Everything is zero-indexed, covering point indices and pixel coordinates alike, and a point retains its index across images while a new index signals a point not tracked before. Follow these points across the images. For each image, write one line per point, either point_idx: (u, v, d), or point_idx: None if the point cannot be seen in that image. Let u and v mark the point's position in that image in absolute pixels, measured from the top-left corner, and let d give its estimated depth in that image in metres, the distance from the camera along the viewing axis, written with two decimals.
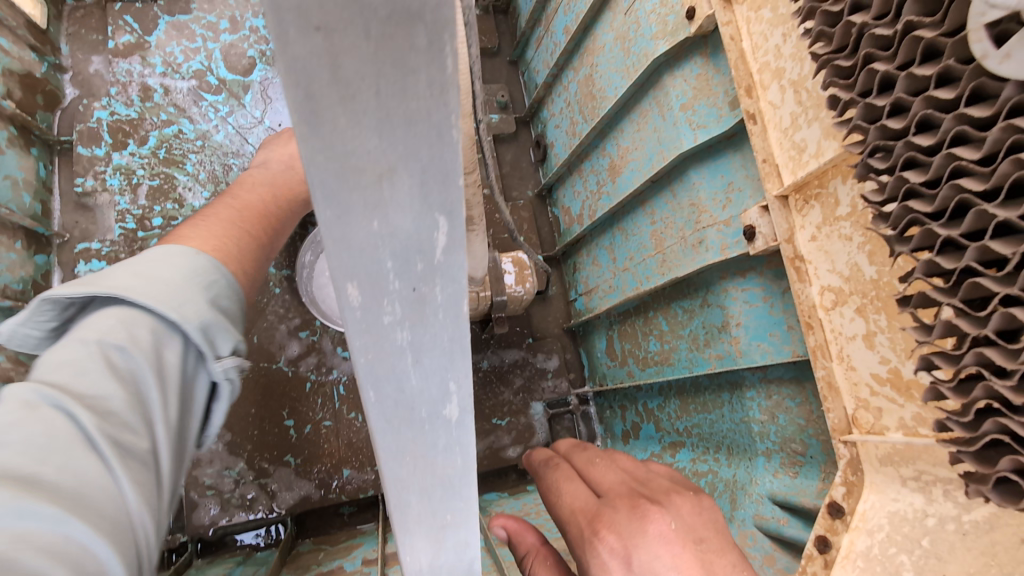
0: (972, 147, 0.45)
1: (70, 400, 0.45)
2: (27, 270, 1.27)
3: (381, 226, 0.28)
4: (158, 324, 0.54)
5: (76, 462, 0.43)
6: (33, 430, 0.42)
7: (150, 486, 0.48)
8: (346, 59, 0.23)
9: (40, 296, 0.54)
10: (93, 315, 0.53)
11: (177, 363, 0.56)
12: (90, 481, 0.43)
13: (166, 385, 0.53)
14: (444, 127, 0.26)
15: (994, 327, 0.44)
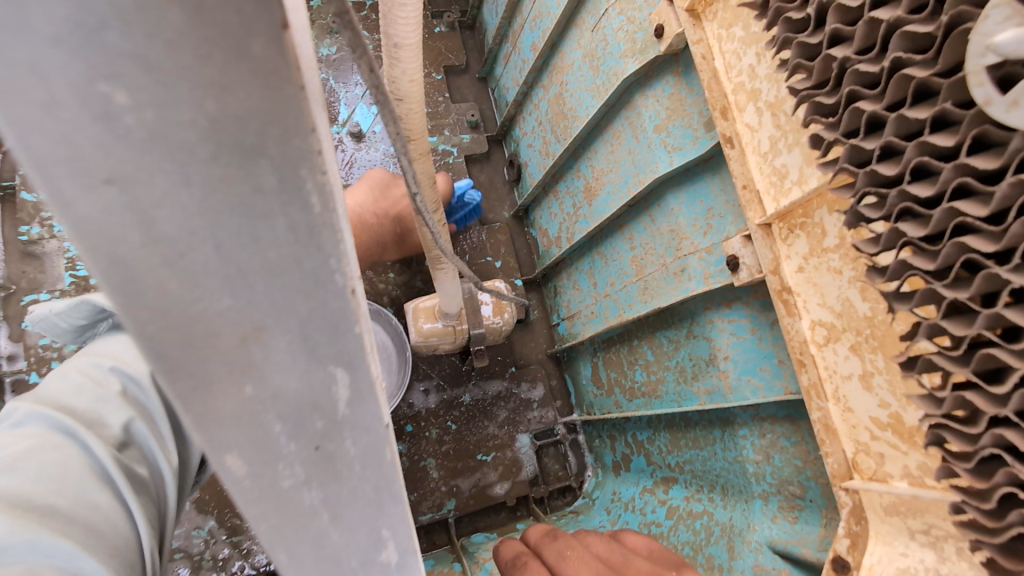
0: (977, 201, 0.39)
1: (82, 431, 0.49)
2: None
3: (255, 390, 0.23)
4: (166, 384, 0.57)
5: (89, 494, 0.46)
6: (49, 461, 0.46)
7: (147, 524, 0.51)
8: (162, 218, 0.20)
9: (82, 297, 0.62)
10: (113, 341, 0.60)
11: (173, 436, 0.57)
12: (98, 514, 0.46)
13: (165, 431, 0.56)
14: (321, 272, 0.23)
15: (1012, 407, 0.38)
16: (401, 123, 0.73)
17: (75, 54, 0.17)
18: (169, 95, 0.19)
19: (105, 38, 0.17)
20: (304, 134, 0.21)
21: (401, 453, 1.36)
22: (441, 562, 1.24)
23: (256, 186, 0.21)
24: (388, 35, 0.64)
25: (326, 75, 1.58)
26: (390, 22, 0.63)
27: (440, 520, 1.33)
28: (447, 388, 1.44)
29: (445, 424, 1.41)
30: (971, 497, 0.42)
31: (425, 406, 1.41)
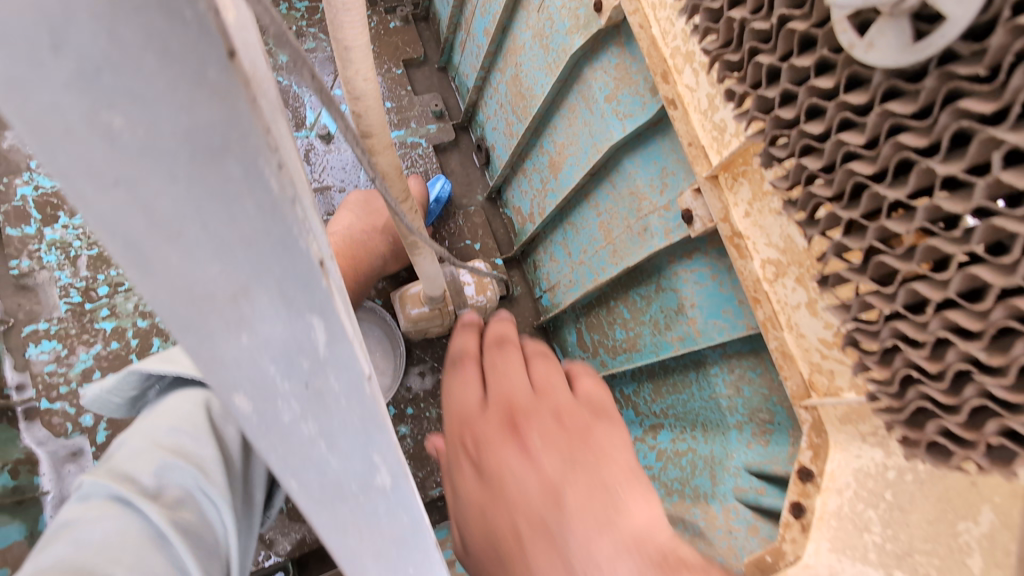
0: (856, 132, 0.46)
1: (135, 498, 0.55)
2: None
3: (251, 339, 0.28)
4: (202, 428, 0.63)
5: (147, 558, 0.52)
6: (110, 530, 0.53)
7: (208, 556, 0.58)
8: (158, 203, 0.23)
9: (128, 369, 0.69)
10: (173, 401, 0.66)
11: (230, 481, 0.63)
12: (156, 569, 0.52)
13: (232, 470, 0.64)
14: (289, 240, 0.26)
15: (901, 301, 0.45)
16: (361, 119, 0.78)
17: (69, 88, 0.20)
18: (154, 113, 0.21)
19: (102, 81, 0.20)
20: (260, 135, 0.23)
21: (406, 434, 1.43)
22: None
23: (226, 177, 0.23)
24: (338, 40, 0.69)
25: (289, 81, 1.61)
26: (338, 27, 0.68)
27: None
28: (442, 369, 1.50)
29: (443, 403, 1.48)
30: (882, 385, 0.49)
31: (423, 388, 1.48)
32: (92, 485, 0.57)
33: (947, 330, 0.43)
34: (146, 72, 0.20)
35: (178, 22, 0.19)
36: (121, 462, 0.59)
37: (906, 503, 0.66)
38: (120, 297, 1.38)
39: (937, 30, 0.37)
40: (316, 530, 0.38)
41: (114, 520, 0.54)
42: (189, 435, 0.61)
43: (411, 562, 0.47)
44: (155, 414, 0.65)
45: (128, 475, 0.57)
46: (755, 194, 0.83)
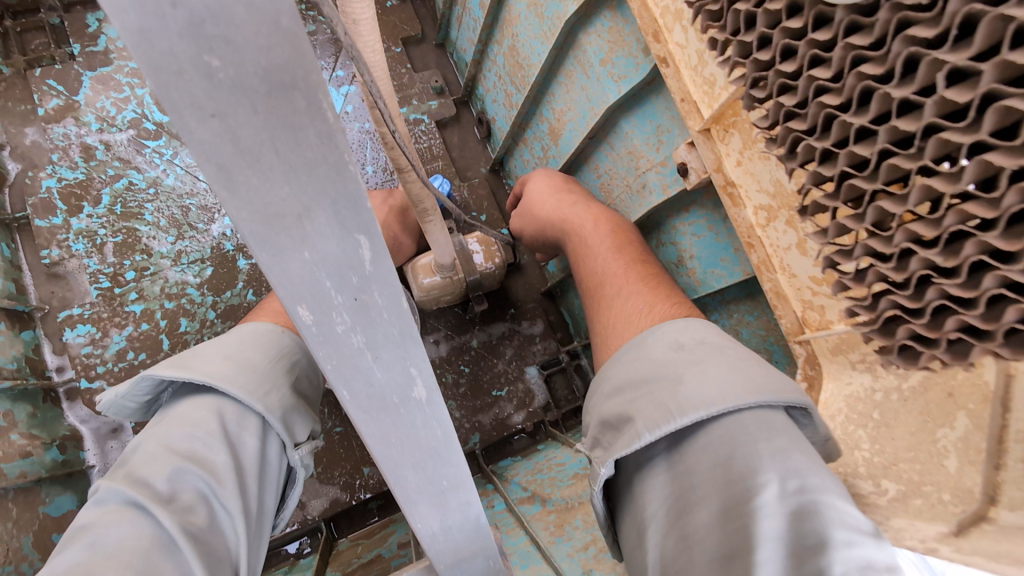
0: (824, 68, 0.50)
1: (147, 501, 0.61)
2: (16, 348, 1.29)
3: (312, 255, 0.34)
4: (213, 431, 0.70)
5: (161, 555, 0.58)
6: (126, 530, 0.58)
7: (215, 556, 0.63)
8: (242, 132, 0.28)
9: (142, 375, 0.75)
10: (187, 406, 0.73)
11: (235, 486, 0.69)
12: (168, 564, 0.57)
13: (242, 470, 0.70)
14: (341, 165, 0.31)
15: (869, 220, 0.50)
16: (371, 91, 0.83)
17: (183, 37, 0.25)
18: (242, 56, 0.26)
19: (206, 30, 0.26)
20: (318, 71, 0.28)
21: None
22: (477, 488, 1.40)
23: (293, 109, 0.29)
24: (346, 13, 0.74)
25: None
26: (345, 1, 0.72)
27: (468, 453, 1.49)
28: (455, 336, 1.58)
29: (458, 369, 1.55)
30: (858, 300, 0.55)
31: (438, 355, 1.55)
32: (109, 490, 0.63)
33: (909, 241, 0.48)
34: (237, 21, 0.26)
35: None
36: (137, 469, 0.65)
37: (891, 421, 0.72)
38: (147, 281, 1.44)
39: None
40: (367, 438, 0.45)
41: (131, 523, 0.59)
42: (201, 440, 0.69)
43: (446, 475, 0.52)
44: (166, 424, 0.72)
45: (141, 480, 0.64)
46: (746, 143, 0.87)
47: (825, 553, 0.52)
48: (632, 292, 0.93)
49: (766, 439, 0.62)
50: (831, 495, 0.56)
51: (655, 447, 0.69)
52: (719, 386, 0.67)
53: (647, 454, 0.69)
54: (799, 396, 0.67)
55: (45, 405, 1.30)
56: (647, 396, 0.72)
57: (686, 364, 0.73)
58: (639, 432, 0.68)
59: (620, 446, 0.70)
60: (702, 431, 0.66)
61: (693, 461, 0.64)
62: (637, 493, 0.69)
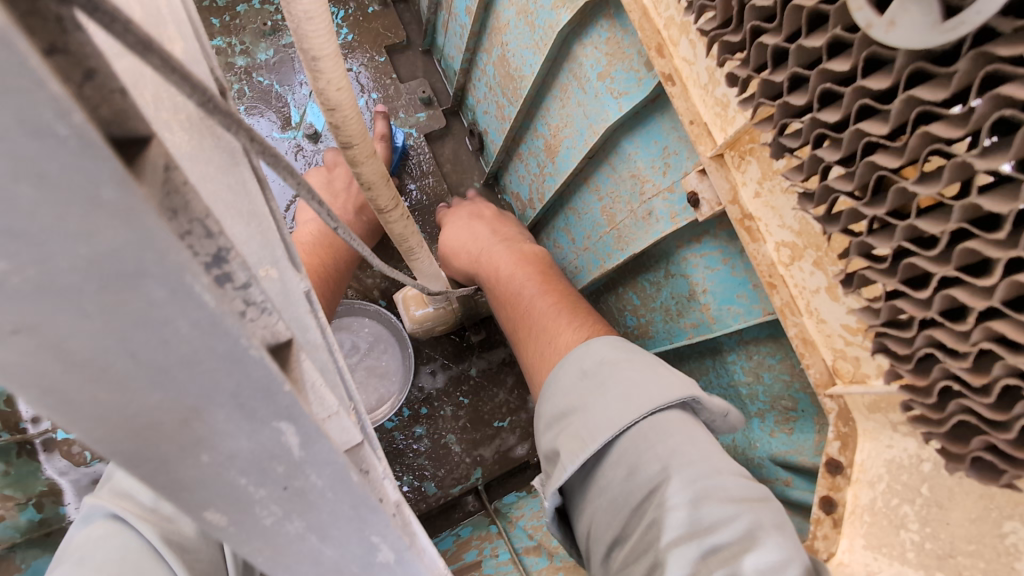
0: (878, 121, 0.40)
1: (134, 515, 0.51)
2: None
3: (213, 457, 0.25)
4: None
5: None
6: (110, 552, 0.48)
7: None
8: (72, 344, 0.19)
9: None
10: None
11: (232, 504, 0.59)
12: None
13: None
14: (238, 353, 0.22)
15: (937, 309, 0.40)
16: (339, 130, 0.73)
17: None
18: (47, 250, 0.17)
19: None
20: (181, 248, 0.19)
21: (421, 435, 1.41)
22: (478, 528, 1.27)
23: (149, 301, 0.19)
24: (303, 49, 0.64)
25: (269, 80, 1.54)
26: (301, 36, 0.62)
27: (470, 489, 1.38)
28: (453, 364, 1.47)
29: (457, 400, 1.45)
30: (918, 395, 0.45)
31: (435, 387, 1.45)
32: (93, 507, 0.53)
33: (991, 342, 0.38)
34: (24, 205, 0.16)
35: (51, 142, 0.15)
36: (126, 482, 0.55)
37: (944, 500, 0.64)
38: None
39: (971, 5, 0.32)
40: None
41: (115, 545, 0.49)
42: None
43: None
44: None
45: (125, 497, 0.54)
46: (764, 173, 0.77)
47: (731, 544, 0.59)
48: (562, 315, 0.99)
49: (664, 444, 0.67)
50: (725, 485, 0.64)
51: (584, 475, 0.73)
52: (620, 408, 0.71)
53: (576, 481, 0.74)
54: (688, 390, 0.72)
55: None
56: (565, 429, 0.75)
57: (593, 390, 0.75)
58: (563, 465, 0.72)
59: (552, 484, 0.73)
60: (613, 451, 0.70)
61: (613, 482, 0.69)
62: (578, 518, 0.74)
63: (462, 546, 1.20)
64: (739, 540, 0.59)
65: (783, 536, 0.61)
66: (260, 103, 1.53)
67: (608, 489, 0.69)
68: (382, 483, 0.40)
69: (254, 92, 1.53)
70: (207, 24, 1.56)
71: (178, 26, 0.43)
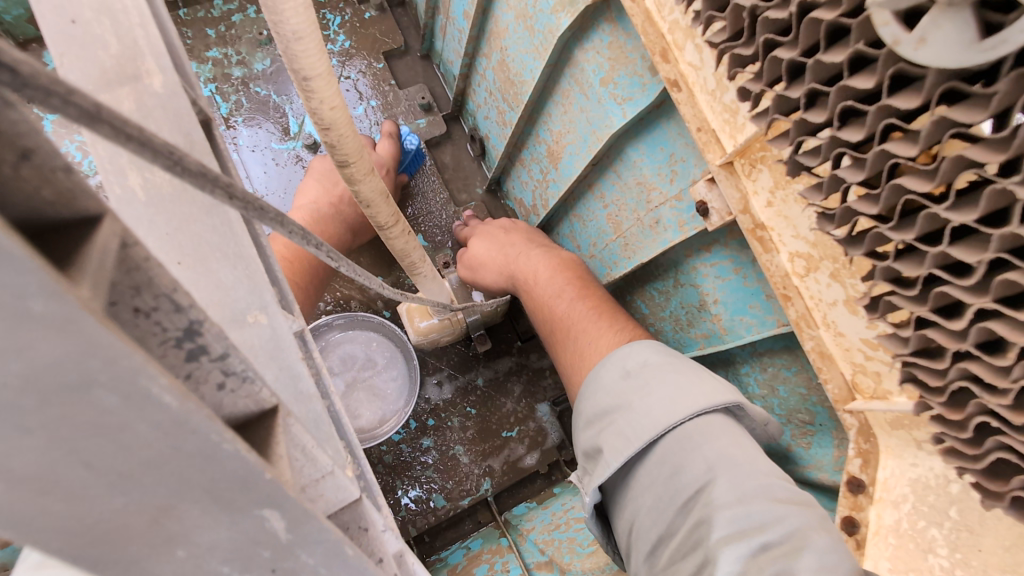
0: (906, 142, 0.37)
1: None
2: None
3: (190, 551, 0.23)
4: None
5: None
6: None
7: None
8: (15, 459, 0.17)
9: None
10: None
11: None
12: None
13: None
14: (210, 449, 0.20)
15: (972, 342, 0.38)
16: (335, 149, 0.71)
17: None
18: None
19: None
20: (133, 351, 0.16)
21: (429, 447, 1.38)
22: (489, 541, 1.24)
23: (101, 409, 0.17)
24: (293, 70, 0.61)
25: (267, 90, 1.52)
26: (291, 57, 0.60)
27: (480, 501, 1.35)
28: (459, 375, 1.45)
29: (464, 410, 1.42)
30: (951, 428, 0.42)
31: (442, 398, 1.42)
32: None
33: None
34: None
35: None
36: None
37: (974, 524, 0.61)
38: None
39: (1012, 23, 0.29)
40: None
41: None
42: None
43: None
44: None
45: None
46: (776, 181, 0.74)
47: (781, 543, 0.57)
48: (597, 318, 0.99)
49: (710, 447, 0.66)
50: (773, 487, 0.62)
51: (625, 473, 0.72)
52: (666, 407, 0.70)
53: (618, 478, 0.73)
54: (734, 396, 0.71)
55: None
56: (608, 427, 0.74)
57: (635, 390, 0.75)
58: (606, 461, 0.71)
59: (594, 480, 0.73)
60: (656, 448, 0.69)
61: (657, 479, 0.68)
62: (620, 516, 0.73)
63: (473, 560, 1.17)
64: (789, 539, 0.57)
65: (831, 537, 0.59)
66: (257, 114, 1.51)
67: (652, 487, 0.68)
68: (382, 540, 0.37)
69: (252, 102, 1.51)
70: (203, 35, 1.54)
71: (157, 59, 0.42)
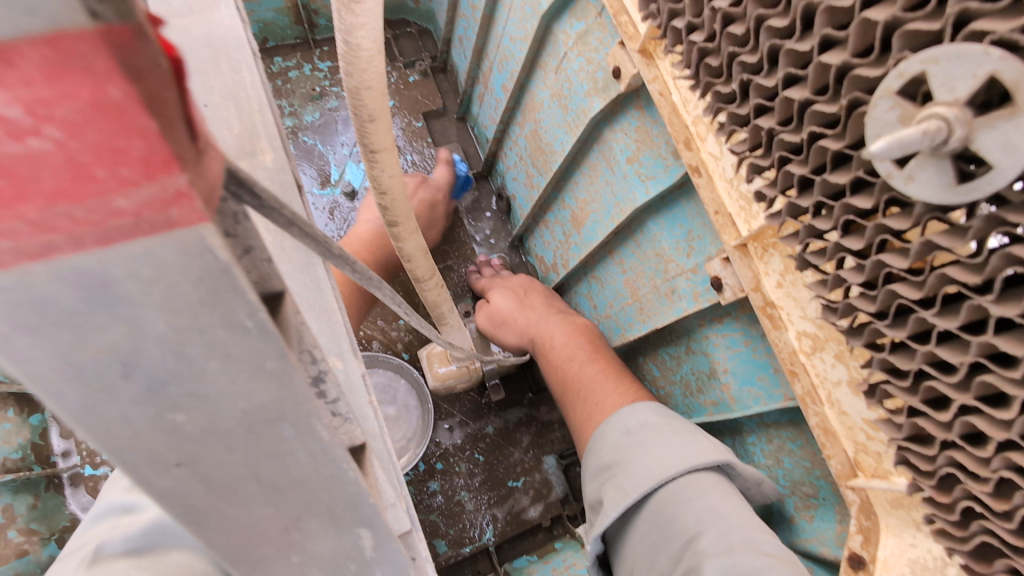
0: (899, 255, 0.44)
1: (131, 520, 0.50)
2: (24, 435, 1.03)
3: (300, 556, 0.28)
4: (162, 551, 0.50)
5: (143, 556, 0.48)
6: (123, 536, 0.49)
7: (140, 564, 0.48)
8: (217, 470, 0.23)
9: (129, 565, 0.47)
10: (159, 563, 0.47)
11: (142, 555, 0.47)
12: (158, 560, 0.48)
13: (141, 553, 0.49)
14: (338, 474, 0.26)
15: (957, 433, 0.43)
16: (388, 211, 0.79)
17: (138, 401, 0.19)
18: (215, 405, 0.21)
19: (168, 391, 0.20)
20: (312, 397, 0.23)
21: (435, 491, 1.40)
22: None
23: (280, 439, 0.23)
24: (364, 144, 0.70)
25: (314, 140, 1.66)
26: (364, 133, 0.69)
27: (482, 549, 1.35)
28: (471, 422, 1.48)
29: (473, 457, 1.44)
30: (941, 511, 0.46)
31: (452, 443, 1.45)
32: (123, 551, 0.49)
33: (1010, 471, 0.40)
34: (208, 374, 0.20)
35: (239, 331, 0.19)
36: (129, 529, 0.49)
37: None
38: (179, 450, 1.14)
39: (982, 176, 0.36)
40: None
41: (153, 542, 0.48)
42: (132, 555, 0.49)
43: None
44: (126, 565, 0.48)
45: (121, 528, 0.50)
46: (788, 266, 0.80)
47: None
48: (608, 379, 1.06)
49: (701, 500, 0.70)
50: (759, 540, 0.65)
51: (625, 523, 0.77)
52: (661, 461, 0.75)
53: (618, 527, 0.77)
54: (725, 454, 0.75)
55: (48, 493, 1.02)
56: (609, 481, 0.79)
57: (634, 447, 0.80)
58: (606, 511, 0.76)
59: (595, 529, 0.77)
60: (651, 501, 0.74)
61: (652, 529, 0.72)
62: (620, 567, 0.76)
63: None
64: None
65: None
66: (303, 160, 1.63)
67: (649, 536, 0.72)
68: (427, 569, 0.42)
69: (299, 150, 1.64)
70: None
71: (269, 138, 0.50)
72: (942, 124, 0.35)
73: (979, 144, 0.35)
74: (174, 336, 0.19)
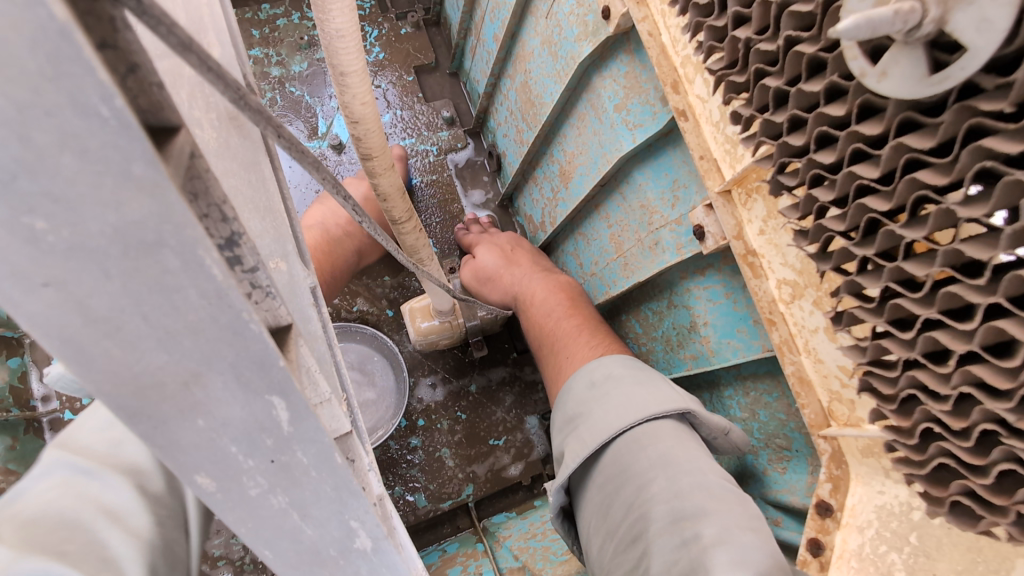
0: (871, 164, 0.41)
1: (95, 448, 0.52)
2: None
3: (208, 422, 0.27)
4: None
5: None
6: None
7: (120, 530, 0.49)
8: (95, 299, 0.21)
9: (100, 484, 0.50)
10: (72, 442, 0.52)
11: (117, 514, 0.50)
12: None
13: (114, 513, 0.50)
14: (238, 325, 0.24)
15: (919, 350, 0.41)
16: (361, 143, 0.76)
17: None
18: (80, 214, 0.19)
19: (18, 187, 0.18)
20: (195, 224, 0.21)
21: (416, 446, 1.40)
22: (465, 543, 1.25)
23: (164, 269, 0.21)
24: (333, 65, 0.67)
25: (301, 91, 1.61)
26: (332, 53, 0.66)
27: (461, 505, 1.36)
28: (453, 379, 1.47)
29: (454, 414, 1.44)
30: (900, 435, 0.45)
31: (434, 400, 1.45)
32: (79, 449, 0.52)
33: (971, 386, 0.38)
34: (65, 173, 0.18)
35: (94, 120, 0.18)
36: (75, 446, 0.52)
37: (932, 549, 0.62)
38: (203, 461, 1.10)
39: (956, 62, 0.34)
40: None
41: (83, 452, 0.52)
42: None
43: None
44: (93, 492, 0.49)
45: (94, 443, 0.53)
46: (770, 211, 0.77)
47: (709, 534, 0.60)
48: (585, 333, 1.05)
49: (656, 447, 0.69)
50: (711, 484, 0.65)
51: (585, 474, 0.76)
52: (619, 413, 0.74)
53: (579, 478, 0.77)
54: (685, 403, 0.74)
55: (26, 437, 1.01)
56: (571, 434, 0.78)
57: (597, 400, 0.78)
58: (565, 462, 0.75)
59: (555, 482, 0.77)
60: (609, 451, 0.73)
61: (609, 479, 0.72)
62: (580, 516, 0.76)
63: (447, 561, 1.17)
64: (718, 532, 0.60)
65: (756, 535, 0.61)
66: (289, 112, 1.59)
67: (605, 486, 0.72)
68: (367, 474, 0.41)
69: (285, 101, 1.59)
70: (248, 34, 1.64)
71: (216, 33, 0.47)
72: (917, 4, 0.32)
73: (955, 25, 0.32)
74: (13, 116, 0.17)
